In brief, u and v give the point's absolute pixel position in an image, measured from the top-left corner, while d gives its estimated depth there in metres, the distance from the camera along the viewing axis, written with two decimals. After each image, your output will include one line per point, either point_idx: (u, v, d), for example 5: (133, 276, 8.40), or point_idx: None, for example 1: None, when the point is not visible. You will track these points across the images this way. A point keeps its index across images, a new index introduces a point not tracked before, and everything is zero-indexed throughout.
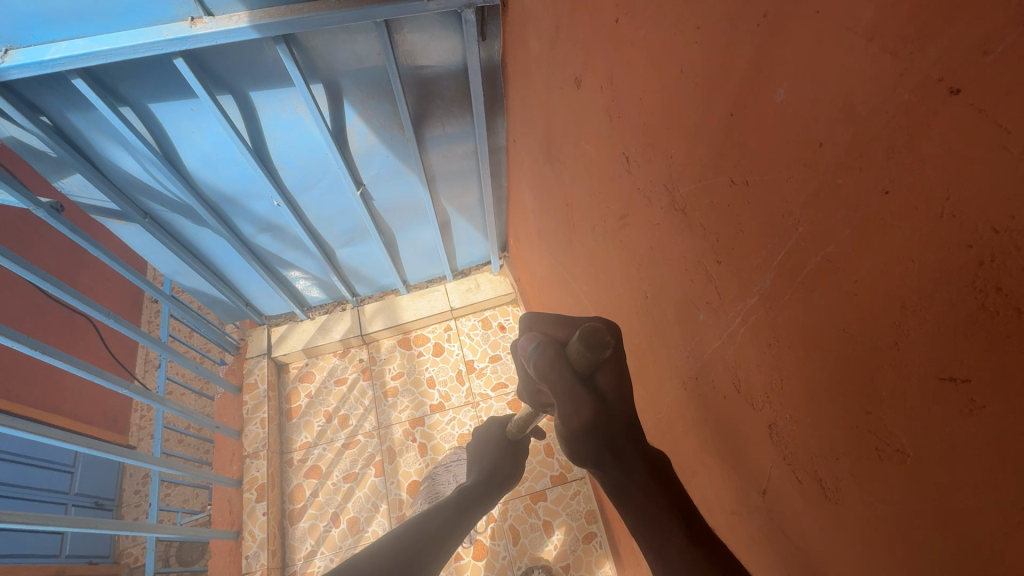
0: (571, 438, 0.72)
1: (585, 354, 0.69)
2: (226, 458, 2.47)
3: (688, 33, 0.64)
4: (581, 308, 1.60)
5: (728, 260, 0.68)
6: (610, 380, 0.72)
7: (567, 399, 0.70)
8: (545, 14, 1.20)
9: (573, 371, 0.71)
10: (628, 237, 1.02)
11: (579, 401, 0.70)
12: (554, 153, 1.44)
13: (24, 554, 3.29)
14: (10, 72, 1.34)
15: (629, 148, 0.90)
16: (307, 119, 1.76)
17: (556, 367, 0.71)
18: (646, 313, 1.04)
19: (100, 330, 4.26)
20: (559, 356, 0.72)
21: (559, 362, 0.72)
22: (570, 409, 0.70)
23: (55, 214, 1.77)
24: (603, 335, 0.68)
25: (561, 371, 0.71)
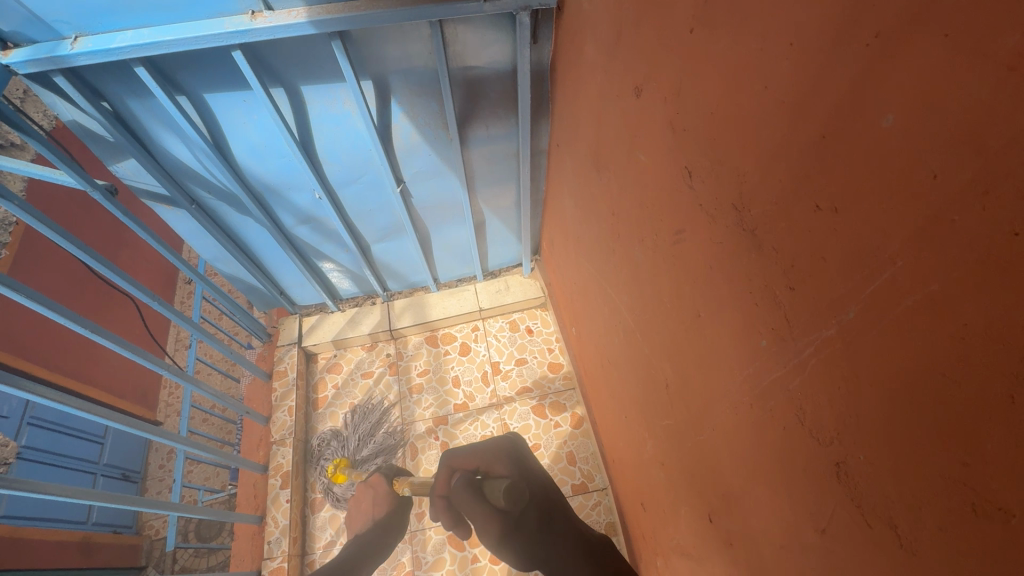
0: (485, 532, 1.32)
1: (500, 499, 1.29)
2: (253, 443, 2.51)
3: (779, 49, 0.61)
4: (618, 317, 1.58)
5: (803, 288, 0.65)
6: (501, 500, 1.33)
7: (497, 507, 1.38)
8: (605, 21, 1.18)
9: (490, 504, 1.31)
10: (681, 254, 1.00)
11: (488, 511, 1.30)
12: (602, 162, 1.42)
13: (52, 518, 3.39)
14: (78, 59, 1.39)
15: (691, 162, 0.88)
16: (354, 115, 1.78)
17: (477, 493, 1.33)
18: (696, 331, 1.01)
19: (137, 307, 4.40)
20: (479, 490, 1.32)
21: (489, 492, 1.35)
22: (485, 518, 1.30)
23: (109, 196, 1.82)
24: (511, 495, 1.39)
25: (480, 500, 1.31)
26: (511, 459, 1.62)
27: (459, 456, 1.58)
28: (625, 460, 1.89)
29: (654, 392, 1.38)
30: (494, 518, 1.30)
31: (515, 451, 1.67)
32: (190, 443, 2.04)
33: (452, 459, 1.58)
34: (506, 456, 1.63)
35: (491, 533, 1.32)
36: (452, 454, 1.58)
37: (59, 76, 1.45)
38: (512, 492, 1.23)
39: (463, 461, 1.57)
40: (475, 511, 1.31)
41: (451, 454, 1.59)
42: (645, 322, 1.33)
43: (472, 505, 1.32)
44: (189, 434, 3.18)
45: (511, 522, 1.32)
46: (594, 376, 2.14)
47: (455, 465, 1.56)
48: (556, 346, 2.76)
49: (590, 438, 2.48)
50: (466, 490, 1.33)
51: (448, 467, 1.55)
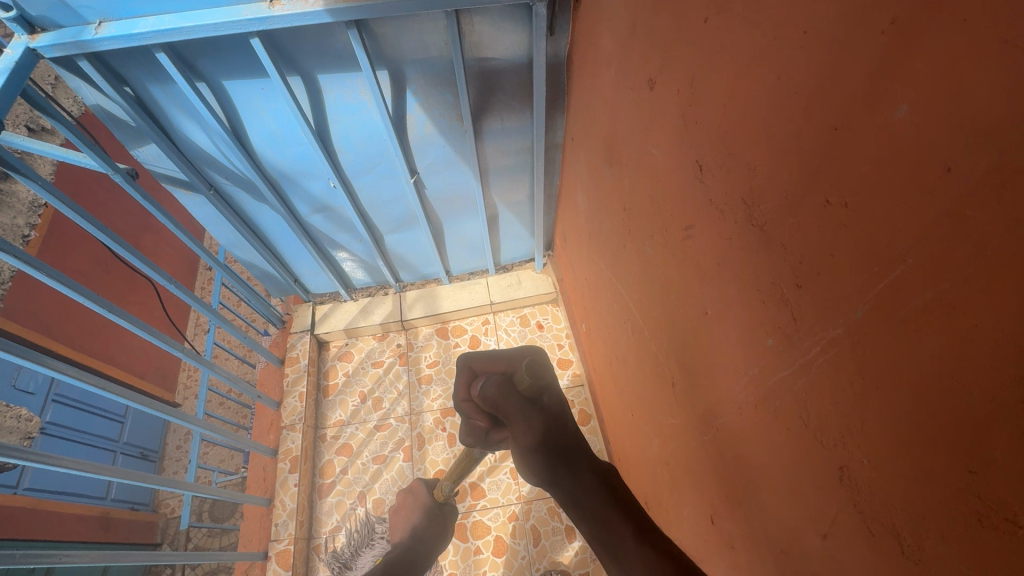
0: (527, 455, 0.78)
1: (533, 382, 0.82)
2: (265, 427, 2.54)
3: (792, 38, 0.59)
4: (628, 315, 1.57)
5: (810, 286, 0.63)
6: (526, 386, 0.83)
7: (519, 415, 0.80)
8: (621, 11, 1.16)
9: (525, 401, 0.82)
10: (690, 249, 0.98)
11: (532, 419, 0.79)
12: (615, 156, 1.40)
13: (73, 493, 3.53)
14: (102, 43, 1.42)
15: (702, 156, 0.86)
16: (370, 105, 1.79)
17: (506, 394, 0.83)
18: (703, 329, 0.99)
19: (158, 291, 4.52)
20: (507, 383, 0.84)
21: (506, 388, 0.84)
22: (524, 425, 0.79)
23: (130, 180, 1.84)
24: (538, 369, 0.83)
25: (511, 400, 0.82)
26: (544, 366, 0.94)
27: (480, 356, 0.99)
28: (631, 460, 1.88)
29: (661, 391, 1.37)
30: (538, 419, 0.80)
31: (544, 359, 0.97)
32: (202, 424, 2.06)
33: (471, 358, 1.00)
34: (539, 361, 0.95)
35: (535, 449, 0.77)
36: (471, 354, 1.00)
37: (83, 60, 1.48)
38: (533, 367, 0.82)
39: (486, 362, 0.98)
40: (511, 418, 0.81)
41: (470, 353, 1.02)
42: (653, 320, 1.32)
43: (507, 407, 0.82)
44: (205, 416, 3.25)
45: (562, 426, 0.80)
46: (603, 373, 2.13)
47: (477, 369, 1.00)
48: (566, 342, 2.76)
49: (597, 435, 2.47)
50: (499, 393, 0.84)
51: (466, 371, 1.01)
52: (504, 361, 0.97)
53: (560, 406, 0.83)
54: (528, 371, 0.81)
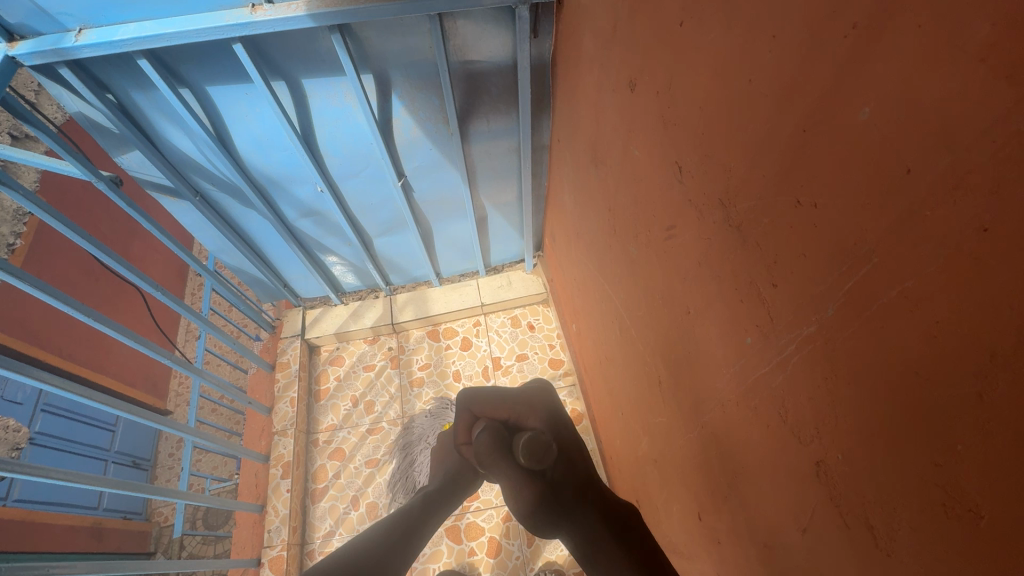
0: (524, 523, 0.73)
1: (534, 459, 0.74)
2: (256, 433, 2.53)
3: (762, 42, 0.60)
4: (616, 314, 1.58)
5: (785, 285, 0.65)
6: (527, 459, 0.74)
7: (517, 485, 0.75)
8: (603, 13, 1.16)
9: (525, 472, 0.75)
10: (672, 249, 0.99)
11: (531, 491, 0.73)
12: (600, 157, 1.41)
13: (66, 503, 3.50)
14: (83, 51, 1.41)
15: (681, 157, 0.87)
16: (355, 108, 1.79)
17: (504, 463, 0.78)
18: (687, 328, 1.00)
19: (147, 298, 4.48)
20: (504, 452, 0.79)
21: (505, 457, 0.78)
22: (523, 496, 0.74)
23: (115, 187, 1.82)
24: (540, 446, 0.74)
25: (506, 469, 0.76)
26: (552, 416, 0.85)
27: (480, 398, 0.89)
28: (622, 459, 1.89)
29: (648, 390, 1.38)
30: (534, 487, 0.73)
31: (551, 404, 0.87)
32: (192, 433, 2.04)
33: (471, 403, 0.89)
34: (546, 410, 0.85)
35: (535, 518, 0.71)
36: (468, 396, 0.89)
37: (64, 68, 1.47)
38: (532, 446, 0.73)
39: (486, 407, 0.88)
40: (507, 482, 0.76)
41: (469, 391, 0.90)
42: (640, 320, 1.33)
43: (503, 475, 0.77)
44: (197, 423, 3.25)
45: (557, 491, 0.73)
46: (593, 372, 2.14)
47: (476, 411, 0.90)
48: (557, 343, 2.77)
49: (590, 435, 2.48)
50: (492, 456, 0.80)
51: (465, 414, 0.90)
52: (507, 407, 0.86)
53: (566, 473, 0.74)
54: (529, 452, 0.73)
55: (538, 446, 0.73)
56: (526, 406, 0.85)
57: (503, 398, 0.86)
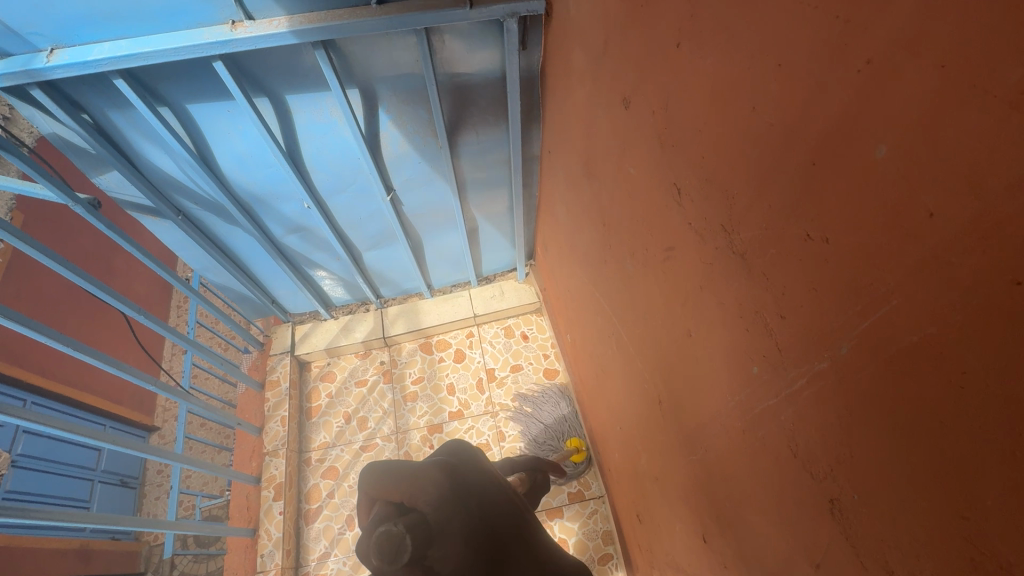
0: None
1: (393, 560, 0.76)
2: (247, 454, 2.47)
3: (766, 70, 0.58)
4: (612, 328, 1.56)
5: (794, 318, 0.62)
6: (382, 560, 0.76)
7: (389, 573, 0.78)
8: (593, 28, 1.14)
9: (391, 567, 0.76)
10: (672, 271, 0.97)
11: None
12: (593, 171, 1.39)
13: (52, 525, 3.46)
14: (55, 72, 1.36)
15: (680, 180, 0.85)
16: (341, 123, 1.75)
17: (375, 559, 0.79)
18: (687, 351, 0.98)
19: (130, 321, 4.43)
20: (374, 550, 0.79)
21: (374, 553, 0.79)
22: None
23: (93, 210, 1.76)
24: (396, 552, 0.75)
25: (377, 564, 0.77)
26: (438, 500, 0.84)
27: (376, 476, 0.86)
28: (622, 472, 1.87)
29: (648, 408, 1.36)
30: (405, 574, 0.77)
31: (446, 474, 0.89)
32: (180, 459, 1.98)
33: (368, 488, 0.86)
34: (434, 489, 0.85)
35: None
36: (368, 476, 0.86)
37: (36, 89, 1.41)
38: (385, 551, 0.75)
39: (381, 487, 0.85)
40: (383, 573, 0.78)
41: (369, 468, 0.87)
42: (637, 337, 1.31)
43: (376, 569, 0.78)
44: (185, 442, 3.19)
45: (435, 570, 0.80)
46: (589, 383, 2.12)
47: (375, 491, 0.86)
48: (552, 352, 2.75)
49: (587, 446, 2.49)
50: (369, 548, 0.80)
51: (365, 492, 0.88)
52: (399, 491, 0.84)
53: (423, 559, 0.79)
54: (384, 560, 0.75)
55: (394, 542, 0.76)
56: (419, 484, 0.84)
57: (394, 482, 0.84)
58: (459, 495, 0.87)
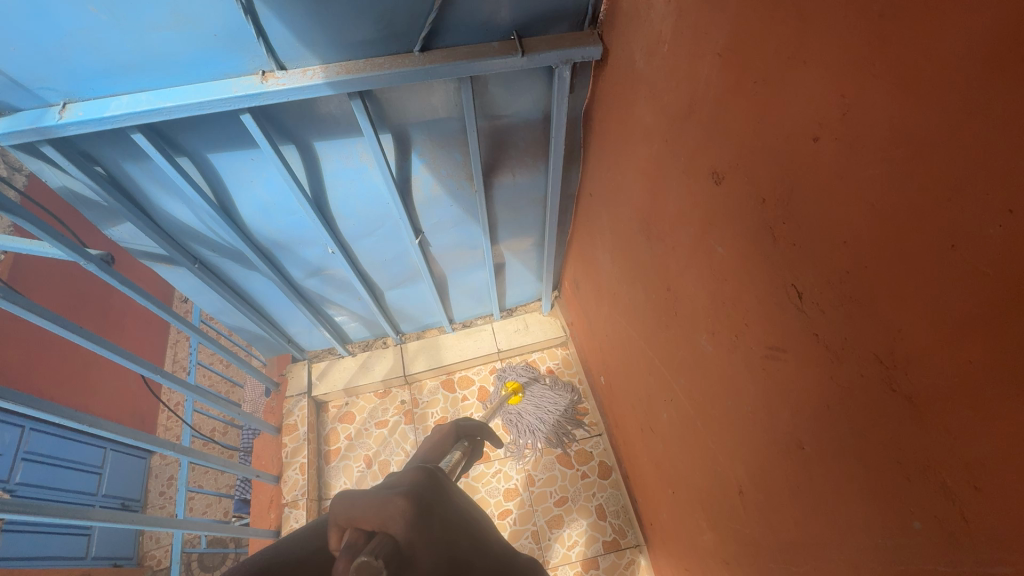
0: None
1: None
2: (264, 505, 2.35)
3: (985, 213, 0.48)
4: (667, 392, 1.45)
5: (999, 496, 0.52)
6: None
7: None
8: (672, 88, 1.03)
9: None
10: (777, 373, 0.87)
11: None
12: (656, 232, 1.27)
13: (52, 556, 3.36)
14: (67, 129, 1.24)
15: (805, 286, 0.75)
16: (371, 168, 1.63)
17: None
18: (794, 461, 0.88)
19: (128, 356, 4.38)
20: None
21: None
22: None
23: (105, 266, 1.64)
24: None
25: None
26: (427, 512, 0.51)
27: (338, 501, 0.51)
28: (668, 530, 1.77)
29: (717, 490, 1.25)
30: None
31: (428, 499, 0.53)
32: (190, 524, 1.85)
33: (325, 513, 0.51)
34: (420, 503, 0.52)
35: None
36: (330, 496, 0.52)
37: (46, 146, 1.29)
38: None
39: (349, 510, 0.51)
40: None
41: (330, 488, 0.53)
42: (708, 416, 1.20)
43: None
44: (188, 475, 3.11)
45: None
46: (628, 431, 2.02)
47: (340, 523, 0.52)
48: (580, 389, 2.64)
49: (620, 489, 2.36)
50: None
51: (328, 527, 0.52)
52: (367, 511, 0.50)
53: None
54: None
55: None
56: (387, 508, 0.49)
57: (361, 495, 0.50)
58: (455, 515, 0.54)
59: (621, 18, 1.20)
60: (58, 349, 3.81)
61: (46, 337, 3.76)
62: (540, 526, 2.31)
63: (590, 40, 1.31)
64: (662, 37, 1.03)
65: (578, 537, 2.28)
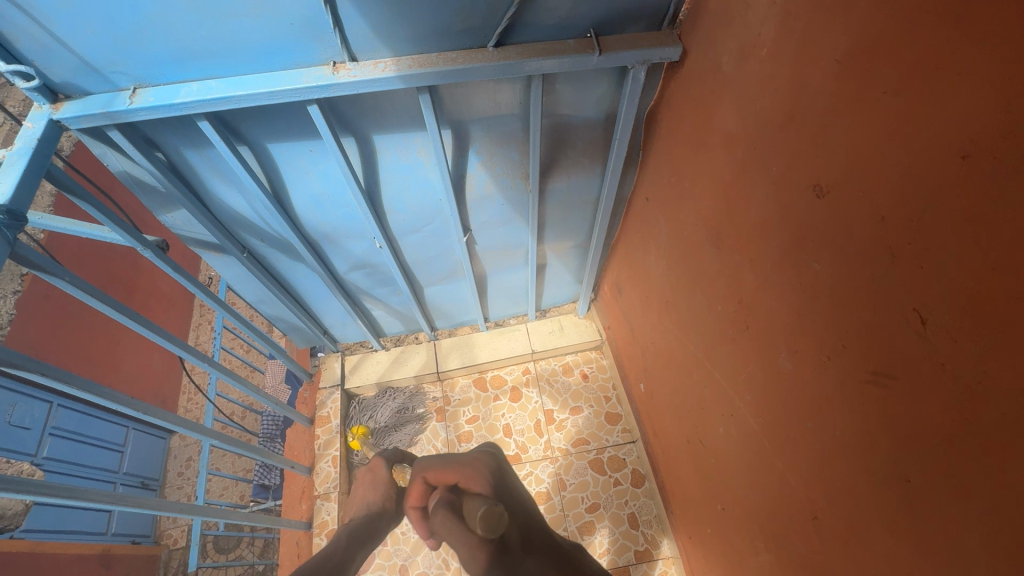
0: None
1: (488, 528, 0.89)
2: (295, 496, 2.35)
3: None
4: (725, 407, 1.41)
5: None
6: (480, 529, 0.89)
7: (471, 550, 0.88)
8: (768, 97, 0.99)
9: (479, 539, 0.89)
10: (881, 400, 0.83)
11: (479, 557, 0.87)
12: (728, 243, 1.23)
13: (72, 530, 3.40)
14: (138, 114, 1.22)
15: (935, 313, 0.71)
16: (428, 164, 1.61)
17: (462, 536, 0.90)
18: (894, 494, 0.84)
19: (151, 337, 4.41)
20: (460, 523, 0.92)
21: (462, 530, 0.91)
22: (472, 563, 0.87)
23: (161, 252, 1.64)
24: (498, 516, 0.90)
25: (462, 534, 0.91)
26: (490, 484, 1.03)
27: (434, 469, 1.07)
28: (710, 544, 1.73)
29: (782, 514, 1.20)
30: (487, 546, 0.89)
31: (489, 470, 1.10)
32: (226, 514, 1.84)
33: (421, 473, 1.08)
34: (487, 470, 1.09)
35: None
36: (427, 465, 1.08)
37: (113, 130, 1.28)
38: (487, 516, 0.89)
39: (440, 475, 1.06)
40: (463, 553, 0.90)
41: (425, 462, 1.10)
42: (779, 437, 1.15)
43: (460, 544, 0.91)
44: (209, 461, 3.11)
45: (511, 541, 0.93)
46: (670, 440, 1.97)
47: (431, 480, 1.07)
48: (613, 395, 2.60)
49: (655, 499, 2.31)
50: (448, 527, 0.92)
51: (421, 482, 1.08)
52: (456, 471, 1.07)
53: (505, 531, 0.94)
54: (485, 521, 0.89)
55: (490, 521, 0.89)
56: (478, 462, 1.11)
57: (456, 464, 1.08)
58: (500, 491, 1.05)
59: (707, 20, 1.16)
60: (87, 326, 3.86)
61: (76, 315, 3.81)
62: (571, 531, 2.27)
63: (669, 41, 1.27)
64: (762, 40, 0.99)
65: (609, 544, 2.23)
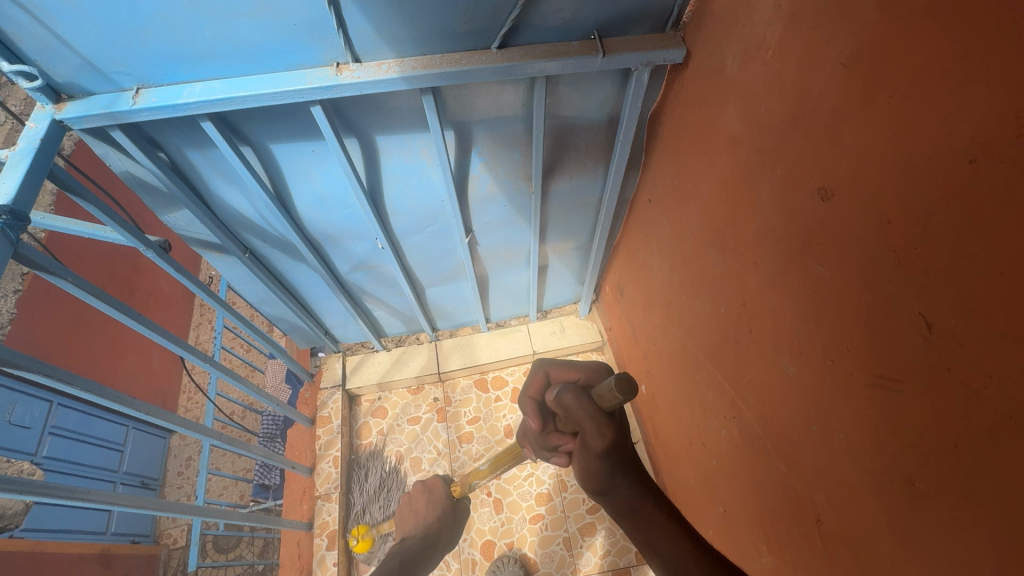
0: (592, 452, 0.86)
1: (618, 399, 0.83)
2: (296, 496, 2.36)
3: None
4: (727, 409, 1.41)
5: None
6: (608, 396, 0.85)
7: (594, 422, 0.86)
8: (773, 99, 0.99)
9: (602, 414, 0.86)
10: (886, 403, 0.83)
11: (603, 429, 0.86)
12: (732, 244, 1.23)
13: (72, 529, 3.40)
14: (141, 114, 1.22)
15: (941, 317, 0.71)
16: (430, 165, 1.61)
17: (585, 407, 0.87)
18: (897, 497, 0.84)
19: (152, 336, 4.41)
20: (585, 396, 0.88)
21: (590, 402, 0.87)
22: (595, 433, 0.86)
23: (162, 252, 1.64)
24: (632, 386, 0.83)
25: (589, 406, 0.87)
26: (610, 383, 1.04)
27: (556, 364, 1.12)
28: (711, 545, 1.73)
29: (784, 516, 1.20)
30: (609, 426, 0.86)
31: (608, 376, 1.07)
32: (226, 514, 1.84)
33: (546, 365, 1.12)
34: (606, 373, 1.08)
35: (603, 452, 0.86)
36: (548, 360, 1.13)
37: (116, 131, 1.28)
38: (623, 384, 0.82)
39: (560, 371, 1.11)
40: (583, 425, 0.87)
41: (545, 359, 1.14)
42: (782, 440, 1.15)
43: (582, 418, 0.87)
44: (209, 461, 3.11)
45: (624, 437, 0.90)
46: (671, 441, 1.97)
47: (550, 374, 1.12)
48: None
49: None
50: (575, 401, 0.87)
51: (540, 373, 1.12)
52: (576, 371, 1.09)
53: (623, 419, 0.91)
54: (618, 389, 0.82)
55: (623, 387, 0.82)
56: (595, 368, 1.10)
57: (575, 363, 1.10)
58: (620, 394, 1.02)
59: (712, 22, 1.16)
60: (87, 325, 3.86)
61: (76, 314, 3.81)
62: (571, 532, 2.27)
63: (673, 43, 1.27)
64: (768, 42, 0.98)
65: (610, 546, 2.23)
